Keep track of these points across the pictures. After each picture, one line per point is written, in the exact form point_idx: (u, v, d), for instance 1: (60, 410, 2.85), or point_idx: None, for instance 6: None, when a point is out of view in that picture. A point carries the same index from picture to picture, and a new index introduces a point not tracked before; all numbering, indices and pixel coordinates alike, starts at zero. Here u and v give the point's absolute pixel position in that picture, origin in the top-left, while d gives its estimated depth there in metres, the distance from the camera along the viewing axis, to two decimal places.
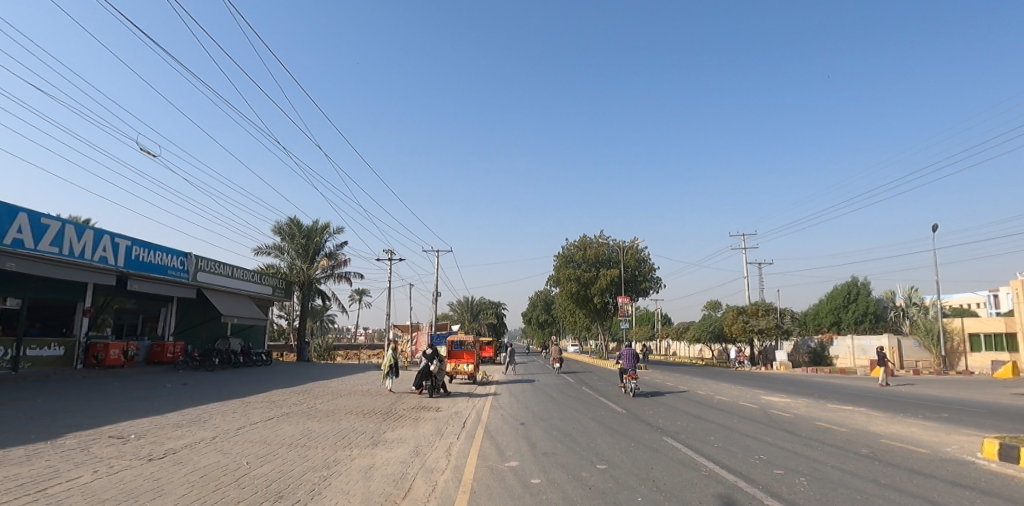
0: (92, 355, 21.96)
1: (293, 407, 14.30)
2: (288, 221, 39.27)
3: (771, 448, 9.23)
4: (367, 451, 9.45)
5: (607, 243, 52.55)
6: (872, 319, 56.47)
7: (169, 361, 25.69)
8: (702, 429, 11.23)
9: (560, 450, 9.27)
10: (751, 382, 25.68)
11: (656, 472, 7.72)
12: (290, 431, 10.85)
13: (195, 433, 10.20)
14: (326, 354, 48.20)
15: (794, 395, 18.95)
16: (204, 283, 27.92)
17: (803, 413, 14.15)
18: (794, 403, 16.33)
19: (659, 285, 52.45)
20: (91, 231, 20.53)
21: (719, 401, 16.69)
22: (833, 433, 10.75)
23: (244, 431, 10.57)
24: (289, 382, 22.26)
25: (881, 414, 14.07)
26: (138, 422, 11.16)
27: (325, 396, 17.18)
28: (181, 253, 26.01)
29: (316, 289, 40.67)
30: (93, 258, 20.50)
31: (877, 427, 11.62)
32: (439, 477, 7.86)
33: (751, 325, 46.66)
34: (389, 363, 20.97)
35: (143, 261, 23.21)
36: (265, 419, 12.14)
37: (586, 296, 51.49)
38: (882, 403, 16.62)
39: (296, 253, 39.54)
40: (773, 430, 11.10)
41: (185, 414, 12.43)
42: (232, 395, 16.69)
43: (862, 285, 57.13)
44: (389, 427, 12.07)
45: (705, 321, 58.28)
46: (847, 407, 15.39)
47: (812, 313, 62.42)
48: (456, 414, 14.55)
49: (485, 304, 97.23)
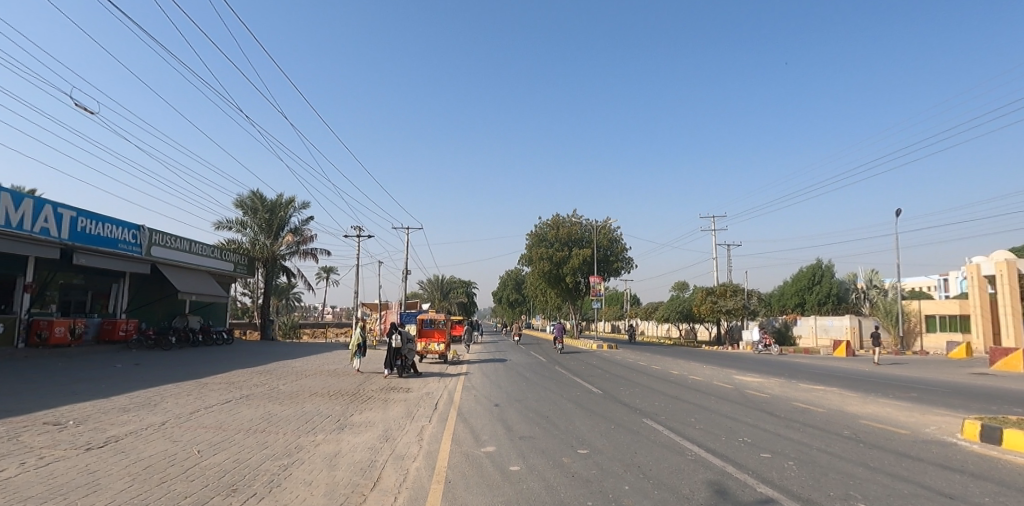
0: (35, 333, 20.45)
1: (254, 389, 13.51)
2: (250, 195, 37.54)
3: (754, 430, 9.01)
4: (332, 437, 8.83)
5: (580, 222, 52.18)
6: (834, 300, 58.08)
7: (121, 339, 24.30)
8: (682, 411, 10.97)
9: (538, 434, 8.83)
10: (721, 361, 25.90)
11: (641, 457, 7.35)
12: (249, 415, 10.11)
13: (142, 419, 9.39)
14: (291, 333, 46.90)
15: (765, 375, 19.07)
16: (160, 258, 26.44)
17: (777, 393, 14.12)
18: (767, 383, 16.35)
19: (631, 265, 52.48)
20: (30, 200, 18.94)
21: (693, 381, 16.62)
22: (812, 414, 10.62)
23: (198, 415, 9.79)
24: (250, 362, 21.29)
25: (853, 393, 14.14)
26: (79, 406, 10.22)
27: (289, 377, 16.37)
28: (133, 226, 24.47)
29: (280, 266, 39.26)
30: (34, 229, 18.99)
31: (853, 407, 11.59)
32: (411, 465, 7.30)
33: (718, 306, 47.36)
34: (357, 342, 20.18)
35: (90, 234, 21.69)
36: (222, 402, 11.36)
37: (558, 275, 51.35)
38: (851, 383, 16.83)
39: (259, 228, 37.94)
40: (752, 411, 10.91)
41: (134, 397, 11.52)
42: (188, 377, 15.76)
43: (827, 267, 58.56)
44: (356, 409, 11.45)
45: (674, 302, 59.06)
46: (819, 387, 15.47)
47: (777, 295, 63.98)
48: (427, 395, 14.00)
49: (456, 283, 96.41)
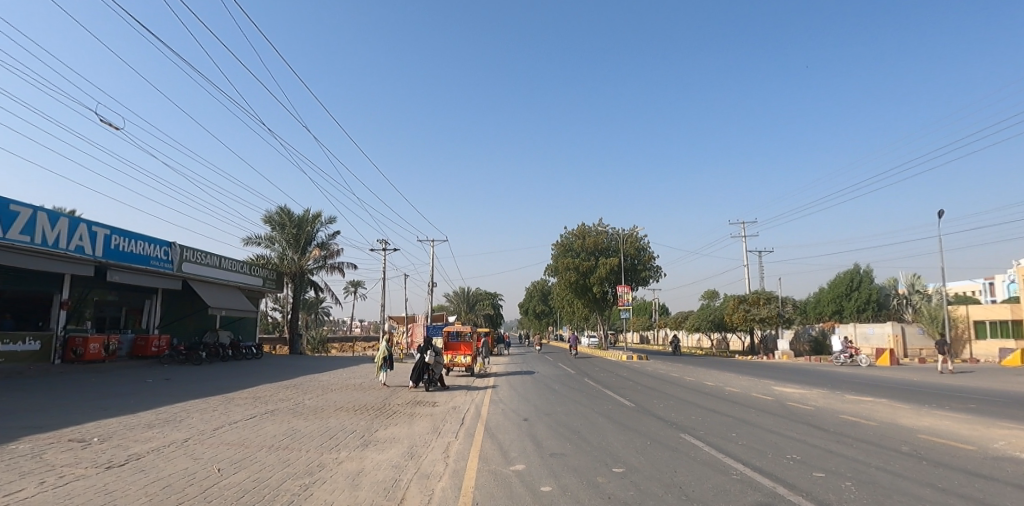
0: (70, 350, 20.84)
1: (279, 404, 13.36)
2: (278, 210, 38.06)
3: (802, 446, 8.39)
4: (356, 454, 8.53)
5: (606, 231, 51.53)
6: (874, 307, 55.91)
7: (154, 355, 24.66)
8: (720, 425, 10.37)
9: (569, 450, 8.38)
10: (757, 372, 24.94)
11: (681, 476, 6.84)
12: (272, 431, 9.89)
13: (166, 435, 9.26)
14: (319, 347, 47.21)
15: (806, 386, 18.17)
16: (191, 274, 26.86)
17: (822, 405, 13.33)
18: (809, 394, 15.51)
19: (659, 274, 51.50)
20: (65, 219, 19.40)
21: (730, 392, 15.88)
22: (863, 428, 9.91)
23: (221, 432, 9.61)
24: (278, 376, 21.29)
25: (905, 405, 13.25)
26: (105, 422, 10.16)
27: (314, 391, 16.22)
28: (164, 242, 24.89)
29: (308, 281, 39.63)
30: (69, 248, 19.41)
31: (907, 420, 10.80)
32: (436, 485, 6.93)
33: (751, 314, 45.96)
34: (383, 355, 19.96)
35: (123, 252, 22.11)
36: (247, 418, 11.20)
37: (585, 285, 50.71)
38: (901, 394, 15.85)
39: (286, 243, 38.40)
40: (797, 425, 10.25)
41: (160, 412, 11.46)
42: (215, 391, 15.76)
43: (865, 273, 56.51)
44: (381, 425, 11.15)
45: (704, 311, 57.70)
46: (866, 398, 14.58)
47: (813, 302, 61.98)
48: (454, 410, 13.63)
49: (481, 295, 96.37)
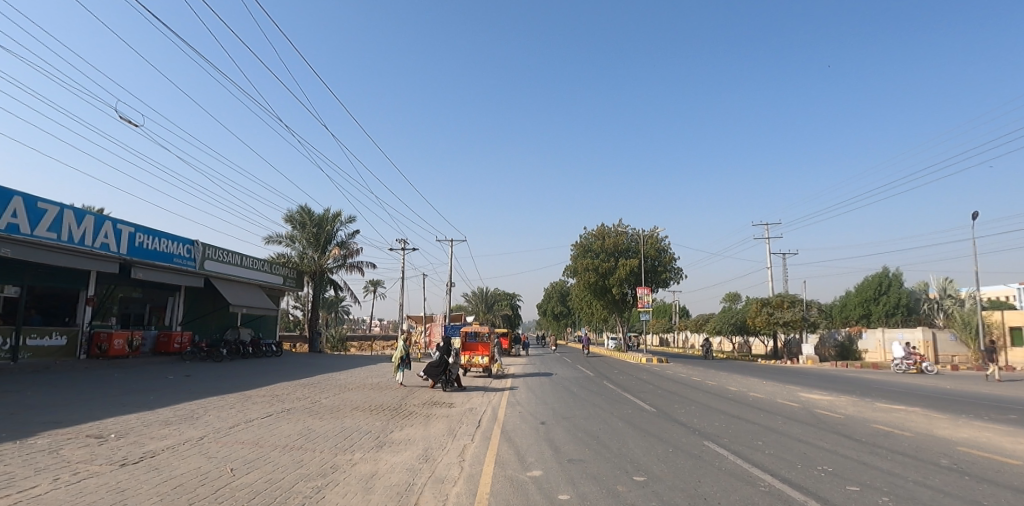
0: (95, 345, 21.18)
1: (296, 402, 13.33)
2: (298, 210, 38.39)
3: (833, 457, 8.00)
4: (370, 455, 8.38)
5: (626, 231, 50.99)
6: (904, 312, 54.37)
7: (176, 351, 25.01)
8: (746, 432, 9.99)
9: (588, 456, 8.11)
10: (781, 377, 24.30)
11: (706, 487, 6.52)
12: (287, 430, 9.81)
13: (182, 433, 9.23)
14: (338, 346, 47.53)
15: (834, 392, 17.57)
16: (213, 272, 27.19)
17: (852, 413, 12.82)
18: (838, 402, 14.95)
19: (679, 275, 50.74)
20: (91, 216, 19.75)
21: (754, 398, 15.42)
22: (897, 439, 9.46)
23: (236, 430, 9.55)
24: (296, 374, 21.38)
25: (941, 415, 12.67)
26: (123, 419, 10.19)
27: (331, 390, 16.19)
28: (187, 241, 25.22)
29: (327, 280, 39.90)
30: (94, 244, 19.75)
31: (944, 431, 10.30)
32: (451, 490, 6.72)
33: (775, 318, 44.91)
34: (400, 355, 19.88)
35: (147, 249, 22.45)
36: (263, 416, 11.16)
37: (604, 286, 50.21)
38: (936, 403, 15.21)
39: (307, 242, 38.72)
40: (827, 434, 9.82)
41: (177, 409, 11.49)
42: (234, 389, 15.83)
43: (894, 276, 54.96)
44: (396, 425, 11.01)
45: (726, 314, 56.71)
46: (899, 407, 13.99)
47: (839, 306, 60.48)
48: (470, 412, 13.43)
49: (500, 296, 96.32)
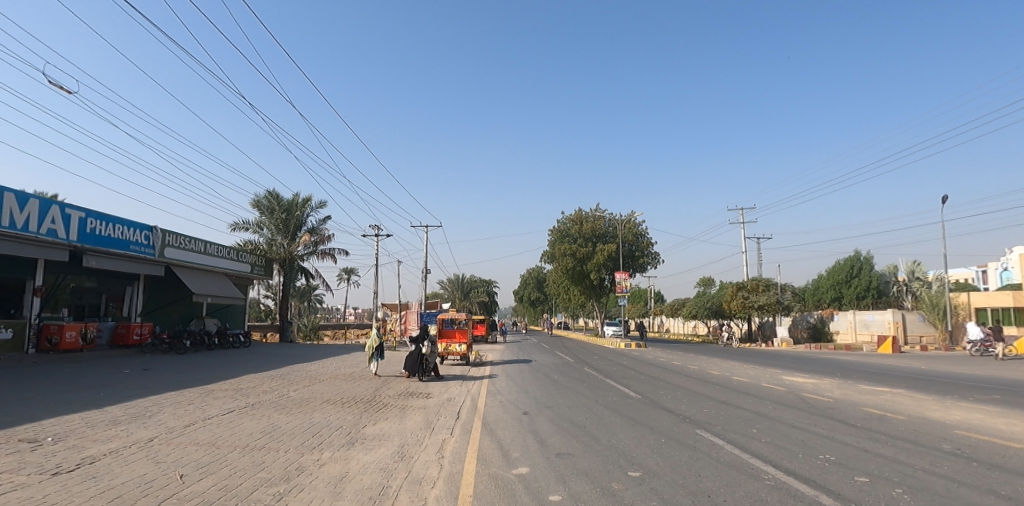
0: (45, 338, 19.84)
1: (261, 396, 12.48)
2: (266, 195, 36.95)
3: (834, 444, 7.60)
4: (340, 454, 7.67)
5: (603, 216, 50.76)
6: (874, 294, 55.59)
7: (135, 344, 23.65)
8: (738, 419, 9.56)
9: (577, 450, 7.55)
10: (760, 359, 24.27)
11: (707, 482, 6.02)
12: (249, 428, 8.97)
13: (130, 434, 8.36)
14: (311, 335, 46.23)
15: (816, 375, 17.41)
16: (174, 260, 25.83)
17: (839, 396, 12.54)
18: (822, 385, 14.74)
19: (656, 260, 50.75)
20: (36, 200, 18.26)
21: (740, 382, 15.11)
22: (891, 422, 9.15)
23: (191, 429, 8.70)
24: (263, 366, 20.46)
25: (926, 396, 12.53)
26: (64, 419, 9.24)
27: (301, 382, 15.38)
28: (145, 227, 23.83)
29: (298, 267, 38.58)
30: (40, 231, 18.34)
31: (937, 414, 10.05)
32: (429, 492, 6.08)
33: (750, 301, 45.22)
34: (374, 344, 19.02)
35: (100, 236, 21.05)
36: (223, 412, 10.32)
37: (582, 272, 49.87)
38: (918, 384, 15.10)
39: (275, 228, 37.29)
40: (820, 419, 9.47)
41: (129, 407, 10.59)
42: (196, 382, 14.88)
43: (865, 259, 56.05)
44: (369, 419, 10.29)
45: (701, 298, 57.06)
46: (884, 389, 13.82)
47: (812, 289, 61.58)
48: (449, 402, 12.76)
49: (477, 282, 95.74)
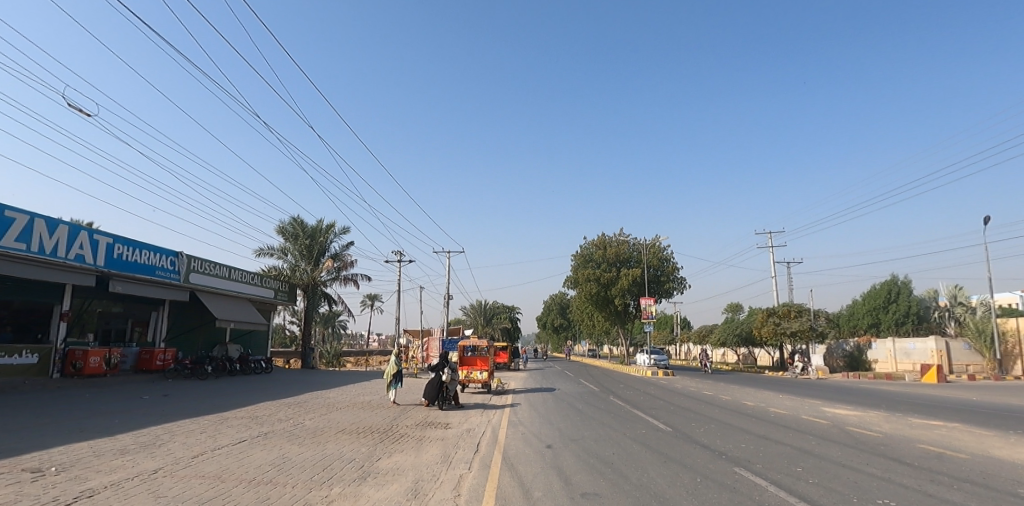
0: (70, 363, 20.00)
1: (275, 425, 12.12)
2: (291, 221, 37.33)
3: (893, 488, 6.83)
4: (351, 490, 7.19)
5: (628, 241, 50.00)
6: (914, 320, 53.26)
7: (158, 369, 23.74)
8: (780, 456, 8.80)
9: (604, 490, 6.94)
10: (797, 389, 23.10)
11: None
12: (258, 460, 8.57)
13: (136, 465, 8.02)
14: (333, 362, 46.09)
15: (859, 407, 16.34)
16: (199, 285, 26.02)
17: (888, 431, 11.60)
18: (868, 417, 13.74)
19: (683, 285, 49.58)
20: (64, 225, 18.56)
21: (777, 414, 14.23)
22: (952, 461, 8.30)
23: (199, 460, 8.34)
24: (283, 392, 20.24)
25: (986, 431, 11.51)
26: (72, 448, 8.98)
27: (319, 410, 15.04)
28: (171, 252, 24.10)
29: (321, 293, 38.67)
30: (68, 256, 18.59)
31: (1002, 452, 9.13)
32: None
33: (782, 328, 43.57)
34: (393, 371, 18.58)
35: (127, 261, 21.31)
36: (234, 442, 9.96)
37: (606, 297, 48.99)
38: (973, 417, 13.98)
39: (299, 254, 37.54)
40: (872, 457, 8.66)
41: (140, 435, 10.32)
42: (212, 409, 14.65)
43: (903, 284, 53.89)
44: (384, 451, 9.79)
45: (730, 324, 55.41)
46: (937, 423, 12.80)
47: (847, 315, 59.40)
48: (468, 434, 12.19)
49: (499, 308, 95.10)
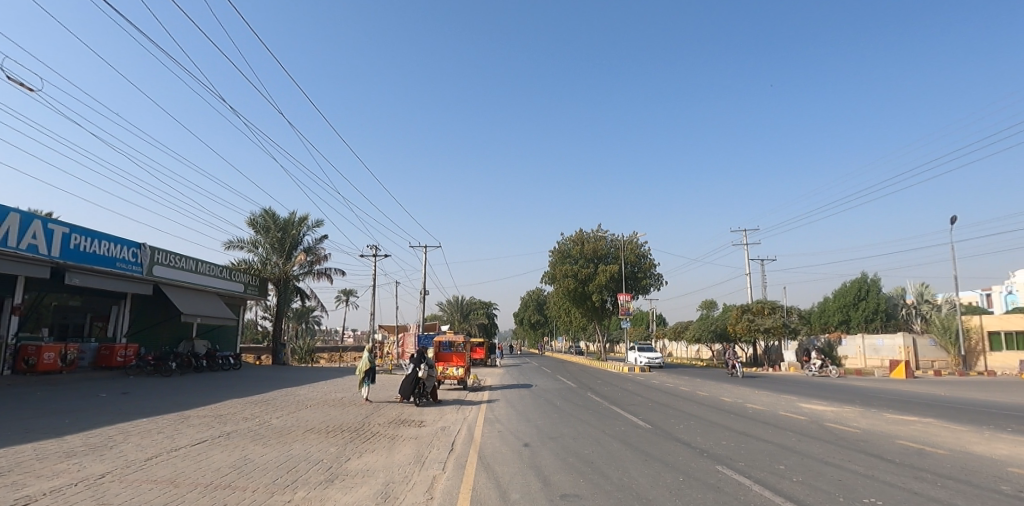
0: (22, 359, 18.91)
1: (239, 424, 11.53)
2: (262, 213, 36.25)
3: (880, 487, 6.65)
4: (315, 494, 6.74)
5: (605, 237, 50.02)
6: (882, 317, 54.73)
7: (119, 366, 22.69)
8: (762, 454, 8.62)
9: (585, 491, 6.62)
10: (772, 385, 23.26)
11: None
12: (217, 463, 8.04)
13: (82, 469, 7.42)
14: (305, 358, 45.06)
15: (835, 402, 16.40)
16: (163, 278, 25.00)
17: (866, 427, 11.55)
18: (844, 413, 13.73)
19: (660, 281, 49.87)
20: (16, 214, 17.50)
21: (754, 410, 14.17)
22: (933, 458, 8.22)
23: (152, 464, 7.78)
24: (251, 389, 19.52)
25: (961, 426, 11.55)
26: (13, 450, 8.34)
27: (287, 408, 14.45)
28: (133, 244, 23.07)
29: (293, 287, 37.71)
30: (21, 246, 17.56)
31: (980, 448, 9.11)
32: None
33: (756, 324, 44.09)
34: (366, 367, 18.03)
35: (85, 252, 20.30)
36: (194, 443, 9.38)
37: (584, 293, 48.96)
38: (946, 412, 14.12)
39: (270, 247, 36.49)
40: (853, 454, 8.54)
41: (92, 436, 9.67)
42: (174, 407, 13.97)
43: (873, 282, 55.18)
44: (354, 451, 9.32)
45: (705, 321, 55.98)
46: (912, 418, 12.85)
47: (818, 312, 60.67)
48: (443, 432, 11.76)
49: (477, 304, 94.55)
